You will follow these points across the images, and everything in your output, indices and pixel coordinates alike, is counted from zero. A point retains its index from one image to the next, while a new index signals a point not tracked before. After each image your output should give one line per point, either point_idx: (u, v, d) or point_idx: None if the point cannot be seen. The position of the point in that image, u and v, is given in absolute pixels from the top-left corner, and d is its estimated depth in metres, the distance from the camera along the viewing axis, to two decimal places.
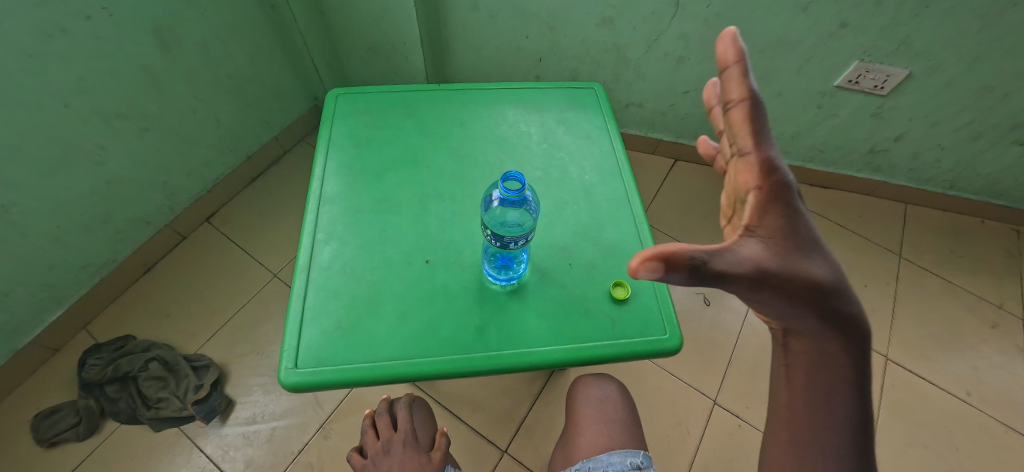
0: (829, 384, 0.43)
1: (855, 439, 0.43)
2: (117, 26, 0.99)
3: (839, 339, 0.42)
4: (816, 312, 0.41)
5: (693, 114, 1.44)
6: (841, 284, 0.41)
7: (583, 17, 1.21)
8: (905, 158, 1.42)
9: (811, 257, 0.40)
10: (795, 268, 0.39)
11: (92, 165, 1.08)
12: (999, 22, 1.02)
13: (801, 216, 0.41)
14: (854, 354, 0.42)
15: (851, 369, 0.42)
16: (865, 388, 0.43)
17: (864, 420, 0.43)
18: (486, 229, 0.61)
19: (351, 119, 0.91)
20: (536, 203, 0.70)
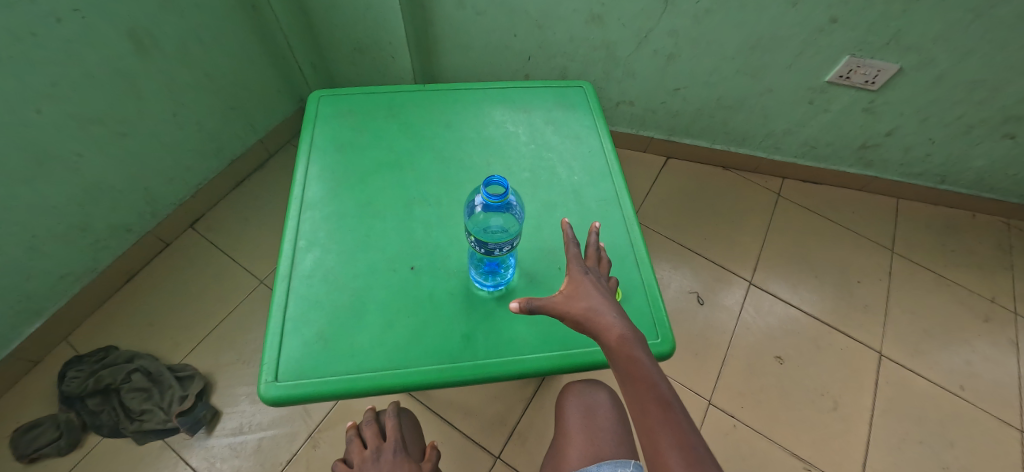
0: (621, 370, 0.54)
1: (650, 401, 0.51)
2: (90, 28, 0.96)
3: (607, 330, 0.55)
4: (583, 319, 0.56)
5: (684, 111, 1.42)
6: (598, 300, 0.57)
7: (571, 14, 1.19)
8: (897, 153, 1.42)
9: (584, 301, 0.58)
10: (572, 308, 0.57)
11: (68, 172, 1.05)
12: (990, 16, 1.01)
13: (589, 287, 0.59)
14: (624, 337, 0.55)
15: (629, 349, 0.54)
16: (642, 359, 0.53)
17: (650, 384, 0.52)
18: (469, 236, 0.60)
19: (334, 121, 0.89)
20: (522, 207, 0.68)
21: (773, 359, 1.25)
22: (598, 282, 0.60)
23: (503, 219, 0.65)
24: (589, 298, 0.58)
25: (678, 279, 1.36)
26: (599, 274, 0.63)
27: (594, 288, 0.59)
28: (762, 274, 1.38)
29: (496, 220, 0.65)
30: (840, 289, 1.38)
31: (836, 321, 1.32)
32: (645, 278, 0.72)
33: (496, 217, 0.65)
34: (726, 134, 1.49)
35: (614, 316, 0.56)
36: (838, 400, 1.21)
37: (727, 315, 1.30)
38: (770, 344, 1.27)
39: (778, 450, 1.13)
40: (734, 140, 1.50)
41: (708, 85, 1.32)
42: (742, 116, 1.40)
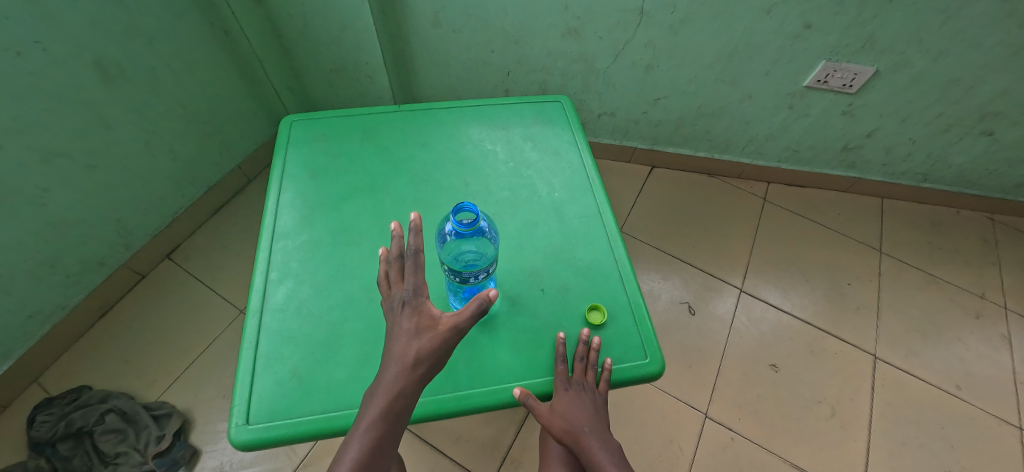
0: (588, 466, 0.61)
1: None
2: (53, 61, 0.93)
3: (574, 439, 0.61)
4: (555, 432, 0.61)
5: (666, 120, 1.42)
6: (569, 419, 0.60)
7: (547, 28, 1.19)
8: (879, 153, 1.42)
9: (559, 418, 0.60)
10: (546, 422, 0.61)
11: (33, 208, 1.01)
12: (960, 17, 1.02)
13: (566, 410, 0.60)
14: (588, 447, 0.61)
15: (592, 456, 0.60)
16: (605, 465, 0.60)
17: None
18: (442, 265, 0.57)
19: (307, 146, 0.86)
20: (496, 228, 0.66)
21: (768, 367, 1.23)
22: (580, 399, 0.61)
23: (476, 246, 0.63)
24: (563, 417, 0.60)
25: (668, 290, 1.34)
26: (585, 386, 0.62)
27: (574, 407, 0.61)
28: (752, 281, 1.37)
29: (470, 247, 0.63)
30: (830, 291, 1.37)
31: (828, 324, 1.31)
32: (631, 295, 0.70)
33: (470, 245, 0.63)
34: (709, 142, 1.48)
35: (582, 432, 0.61)
36: (835, 406, 1.19)
37: (720, 325, 1.28)
38: (764, 352, 1.25)
39: (777, 461, 1.11)
40: (718, 147, 1.50)
41: (687, 94, 1.32)
42: (724, 123, 1.40)
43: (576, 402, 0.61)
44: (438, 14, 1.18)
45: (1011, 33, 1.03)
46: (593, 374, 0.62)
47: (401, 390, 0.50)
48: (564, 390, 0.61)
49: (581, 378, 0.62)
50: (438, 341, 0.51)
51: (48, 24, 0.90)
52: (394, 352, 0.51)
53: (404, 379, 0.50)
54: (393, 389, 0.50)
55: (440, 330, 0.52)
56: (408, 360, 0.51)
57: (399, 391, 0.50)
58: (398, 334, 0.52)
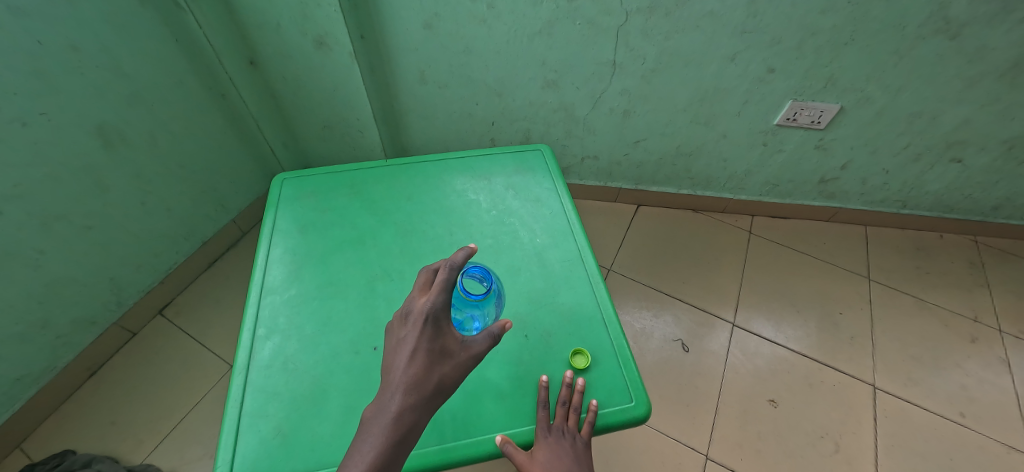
0: None
1: None
2: (56, 130, 0.97)
3: None
4: None
5: (647, 161, 1.47)
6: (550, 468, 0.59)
7: (527, 82, 1.25)
8: (855, 184, 1.47)
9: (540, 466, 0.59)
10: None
11: (29, 270, 1.03)
12: (913, 56, 1.08)
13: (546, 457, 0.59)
14: None
15: None
16: None
17: None
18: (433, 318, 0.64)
19: (296, 202, 0.89)
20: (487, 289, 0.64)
21: (767, 403, 1.21)
22: (561, 445, 0.60)
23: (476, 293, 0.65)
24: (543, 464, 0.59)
25: (661, 328, 1.34)
26: (567, 431, 0.62)
27: (555, 454, 0.60)
28: (744, 314, 1.37)
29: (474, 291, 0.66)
30: (823, 322, 1.37)
31: (824, 356, 1.30)
32: (613, 338, 0.71)
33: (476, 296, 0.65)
34: (691, 180, 1.53)
35: None
36: (839, 440, 1.16)
37: (715, 360, 1.28)
38: (762, 388, 1.23)
39: None
40: (699, 184, 1.54)
41: (665, 136, 1.37)
42: (703, 161, 1.45)
43: (557, 449, 0.60)
44: (424, 72, 1.25)
45: (962, 70, 1.10)
46: (576, 413, 0.63)
47: (407, 429, 0.49)
48: (545, 436, 0.61)
49: (561, 423, 0.62)
50: (461, 371, 0.52)
51: (54, 97, 0.95)
52: (410, 376, 0.50)
53: (421, 409, 0.50)
54: (398, 428, 0.48)
55: (459, 358, 0.52)
56: (429, 388, 0.50)
57: (412, 425, 0.49)
58: (416, 353, 0.51)
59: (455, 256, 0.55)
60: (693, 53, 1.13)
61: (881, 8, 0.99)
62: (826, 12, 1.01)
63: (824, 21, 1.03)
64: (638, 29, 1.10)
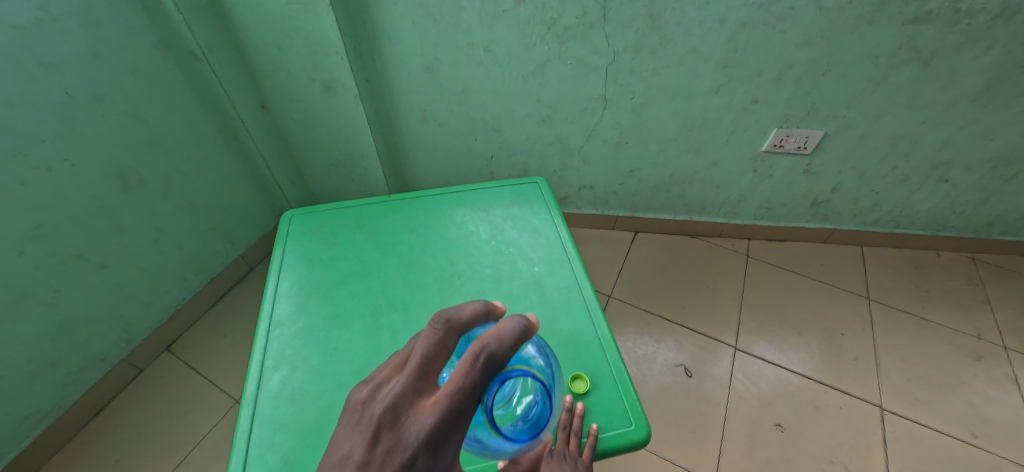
0: None
1: None
2: (78, 175, 1.02)
3: None
4: None
5: (642, 189, 1.51)
6: None
7: (523, 118, 1.31)
8: (847, 205, 1.50)
9: None
10: None
11: (45, 309, 1.06)
12: (888, 84, 1.14)
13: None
14: None
15: None
16: None
17: None
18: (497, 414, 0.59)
19: (303, 237, 0.93)
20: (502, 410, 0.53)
21: (774, 428, 1.20)
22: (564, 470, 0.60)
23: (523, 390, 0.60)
24: None
25: (663, 353, 1.34)
26: (568, 454, 0.62)
27: None
28: (746, 338, 1.38)
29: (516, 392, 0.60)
30: (825, 343, 1.37)
31: (829, 378, 1.30)
32: (612, 362, 0.73)
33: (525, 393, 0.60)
34: (685, 206, 1.56)
35: None
36: (848, 464, 1.15)
37: (718, 385, 1.28)
38: (768, 412, 1.23)
39: None
40: (694, 210, 1.58)
41: (658, 165, 1.42)
42: (696, 188, 1.49)
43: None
44: (425, 111, 1.32)
45: (937, 96, 1.15)
46: (576, 437, 0.64)
47: None
48: (546, 459, 0.61)
49: (562, 447, 0.63)
50: None
51: (78, 144, 1.00)
52: None
53: None
54: None
55: None
56: None
57: None
58: None
59: (493, 352, 0.41)
60: (678, 86, 1.19)
61: (853, 41, 1.06)
62: (802, 46, 1.08)
63: (800, 54, 1.09)
64: (625, 66, 1.16)
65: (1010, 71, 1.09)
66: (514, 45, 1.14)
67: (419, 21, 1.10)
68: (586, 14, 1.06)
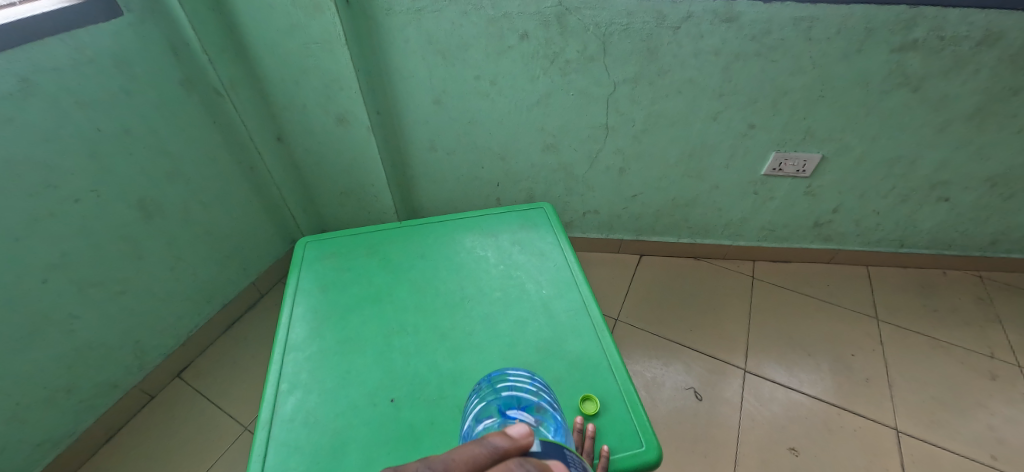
0: None
1: None
2: (103, 205, 1.06)
3: None
4: None
5: (646, 213, 1.54)
6: None
7: (529, 146, 1.36)
8: (850, 226, 1.51)
9: None
10: None
11: (63, 336, 1.07)
12: (882, 108, 1.18)
13: None
14: None
15: None
16: None
17: None
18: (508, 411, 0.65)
19: (318, 263, 0.97)
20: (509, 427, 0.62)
21: (788, 452, 1.18)
22: None
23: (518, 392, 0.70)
24: None
25: (672, 377, 1.34)
26: None
27: None
28: (755, 360, 1.37)
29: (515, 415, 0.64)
30: (836, 365, 1.36)
31: (842, 400, 1.28)
32: (621, 383, 0.74)
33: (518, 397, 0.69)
34: (689, 228, 1.59)
35: None
36: None
37: (729, 408, 1.26)
38: (781, 436, 1.21)
39: None
40: (698, 232, 1.60)
41: (661, 189, 1.45)
42: (699, 211, 1.52)
43: None
44: (434, 140, 1.36)
45: (929, 118, 1.19)
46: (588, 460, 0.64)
47: None
48: None
49: None
50: None
51: (104, 175, 1.04)
52: None
53: None
54: None
55: None
56: None
57: None
58: None
59: None
60: (677, 113, 1.24)
61: (843, 68, 1.10)
62: (795, 74, 1.13)
63: (794, 82, 1.14)
64: (626, 96, 1.21)
65: (1000, 94, 1.12)
66: (519, 78, 1.19)
67: (428, 58, 1.17)
68: (587, 48, 1.13)
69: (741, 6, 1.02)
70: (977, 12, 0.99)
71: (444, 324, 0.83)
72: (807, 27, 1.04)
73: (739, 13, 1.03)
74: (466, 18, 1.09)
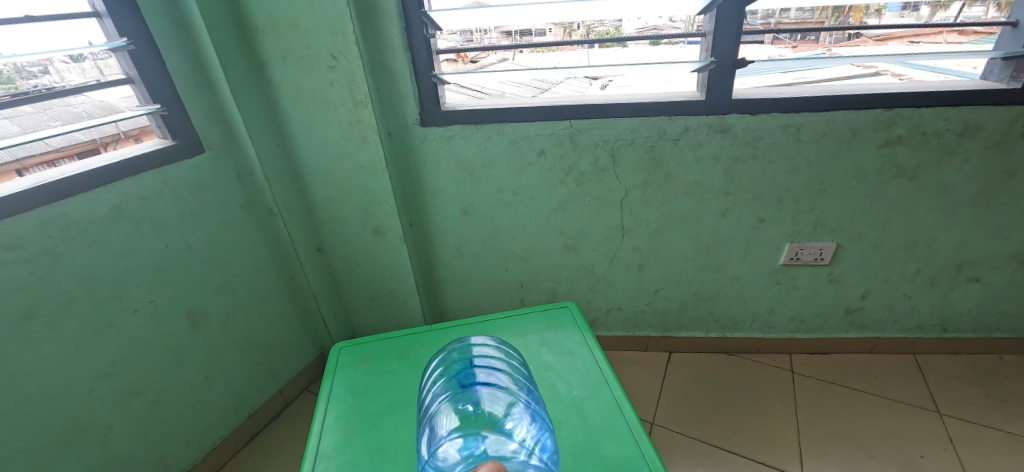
0: None
1: None
2: (157, 315, 1.13)
3: None
4: None
5: (670, 308, 1.54)
6: None
7: (550, 248, 1.43)
8: (883, 312, 1.48)
9: None
10: None
11: (94, 448, 1.06)
12: (885, 195, 1.24)
13: None
14: None
15: None
16: None
17: None
18: (482, 380, 0.84)
19: (351, 369, 0.99)
20: (477, 390, 0.82)
21: None
22: None
23: (484, 362, 0.89)
24: None
25: None
26: None
27: None
28: (813, 466, 1.24)
29: (486, 396, 0.80)
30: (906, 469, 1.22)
31: None
32: None
33: (479, 369, 0.87)
34: (717, 322, 1.57)
35: None
36: None
37: None
38: None
39: None
40: (726, 326, 1.57)
41: (682, 284, 1.47)
42: (724, 304, 1.51)
43: None
44: (461, 246, 1.45)
45: (934, 203, 1.24)
46: None
47: None
48: None
49: None
50: None
51: (164, 287, 1.13)
52: None
53: None
54: None
55: None
56: None
57: None
58: None
59: None
60: (687, 211, 1.32)
61: (838, 164, 1.19)
62: (793, 171, 1.22)
63: (794, 178, 1.23)
64: (637, 199, 1.31)
65: (997, 178, 1.18)
66: (538, 188, 1.31)
67: (456, 176, 1.31)
68: (598, 161, 1.25)
69: (731, 118, 1.16)
70: (949, 109, 1.10)
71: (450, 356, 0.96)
72: (795, 132, 1.16)
73: (731, 124, 1.17)
74: (490, 141, 1.25)
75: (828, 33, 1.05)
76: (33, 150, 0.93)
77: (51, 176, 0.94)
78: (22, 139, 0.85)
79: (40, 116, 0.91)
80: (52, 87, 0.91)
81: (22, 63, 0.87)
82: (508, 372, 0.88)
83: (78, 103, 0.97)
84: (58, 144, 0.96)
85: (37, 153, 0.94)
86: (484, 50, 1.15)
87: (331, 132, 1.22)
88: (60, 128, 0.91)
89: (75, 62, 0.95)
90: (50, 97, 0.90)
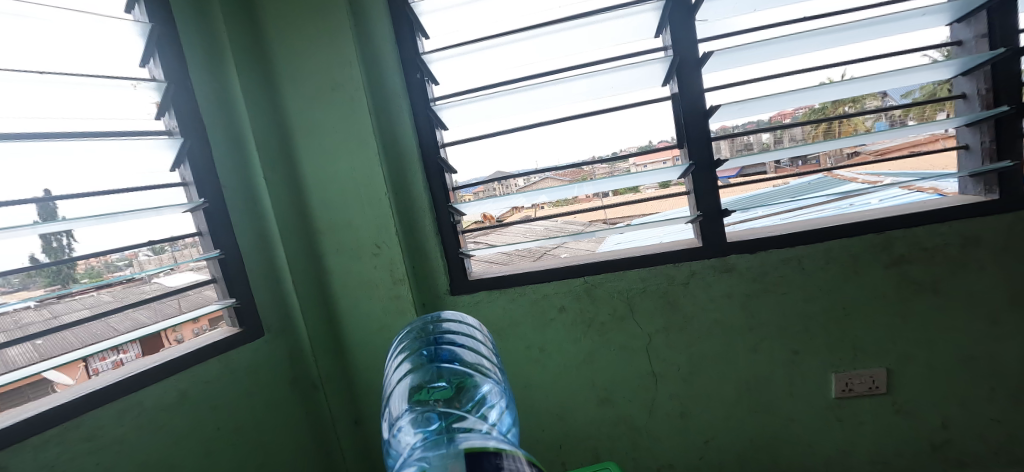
0: None
1: None
2: None
3: None
4: None
5: (728, 462, 1.38)
6: None
7: (584, 402, 1.39)
8: (980, 445, 1.27)
9: None
10: None
11: None
12: (915, 312, 1.22)
13: None
14: None
15: None
16: None
17: None
18: (446, 354, 0.86)
19: None
20: (441, 362, 0.84)
21: None
22: None
23: (450, 341, 0.91)
24: None
25: None
26: None
27: None
28: None
29: (446, 370, 0.82)
30: None
31: None
32: None
33: (443, 346, 0.89)
34: None
35: None
36: None
37: None
38: None
39: None
40: None
41: (734, 431, 1.36)
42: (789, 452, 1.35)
43: None
44: None
45: (972, 314, 1.21)
46: None
47: None
48: None
49: None
50: None
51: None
52: None
53: None
54: None
55: None
56: None
57: None
58: None
59: None
60: (717, 349, 1.31)
61: (851, 287, 1.23)
62: (809, 300, 1.25)
63: (813, 306, 1.25)
64: (664, 343, 1.33)
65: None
66: (563, 342, 1.36)
67: None
68: (617, 309, 1.32)
69: (732, 259, 1.26)
70: (940, 225, 1.18)
71: (414, 339, 0.98)
72: (797, 263, 1.24)
73: (733, 263, 1.26)
74: (514, 301, 1.36)
75: (827, 156, 1.20)
76: (102, 334, 1.04)
77: (117, 376, 1.04)
78: (100, 346, 0.99)
79: (115, 302, 1.06)
80: (131, 277, 1.07)
81: (112, 259, 1.06)
82: (470, 350, 0.90)
83: (151, 289, 1.11)
84: (122, 327, 1.07)
85: (104, 338, 1.04)
86: (511, 210, 1.34)
87: (372, 306, 1.37)
88: (119, 339, 1.02)
89: (156, 253, 1.14)
90: (127, 305, 1.07)
